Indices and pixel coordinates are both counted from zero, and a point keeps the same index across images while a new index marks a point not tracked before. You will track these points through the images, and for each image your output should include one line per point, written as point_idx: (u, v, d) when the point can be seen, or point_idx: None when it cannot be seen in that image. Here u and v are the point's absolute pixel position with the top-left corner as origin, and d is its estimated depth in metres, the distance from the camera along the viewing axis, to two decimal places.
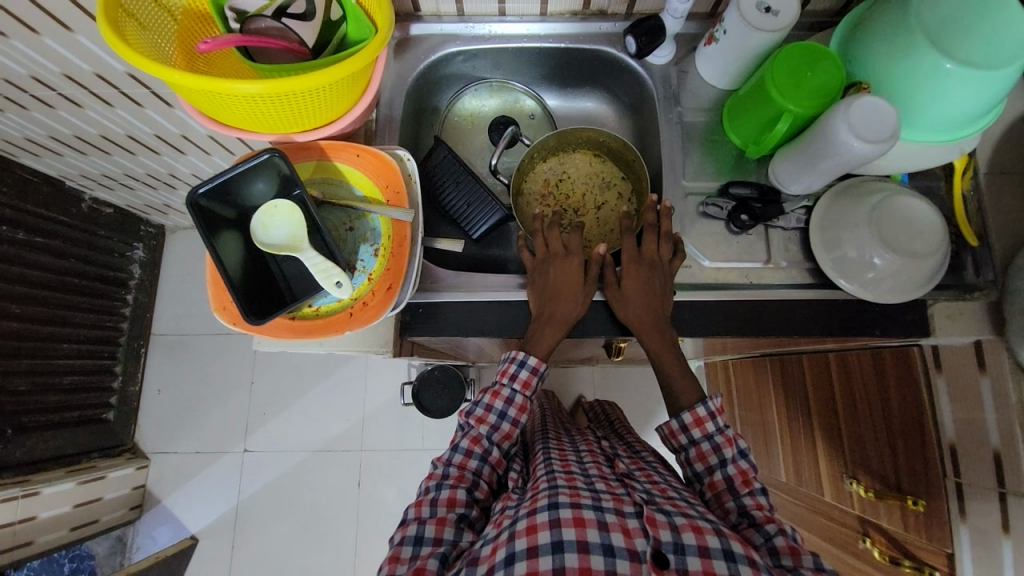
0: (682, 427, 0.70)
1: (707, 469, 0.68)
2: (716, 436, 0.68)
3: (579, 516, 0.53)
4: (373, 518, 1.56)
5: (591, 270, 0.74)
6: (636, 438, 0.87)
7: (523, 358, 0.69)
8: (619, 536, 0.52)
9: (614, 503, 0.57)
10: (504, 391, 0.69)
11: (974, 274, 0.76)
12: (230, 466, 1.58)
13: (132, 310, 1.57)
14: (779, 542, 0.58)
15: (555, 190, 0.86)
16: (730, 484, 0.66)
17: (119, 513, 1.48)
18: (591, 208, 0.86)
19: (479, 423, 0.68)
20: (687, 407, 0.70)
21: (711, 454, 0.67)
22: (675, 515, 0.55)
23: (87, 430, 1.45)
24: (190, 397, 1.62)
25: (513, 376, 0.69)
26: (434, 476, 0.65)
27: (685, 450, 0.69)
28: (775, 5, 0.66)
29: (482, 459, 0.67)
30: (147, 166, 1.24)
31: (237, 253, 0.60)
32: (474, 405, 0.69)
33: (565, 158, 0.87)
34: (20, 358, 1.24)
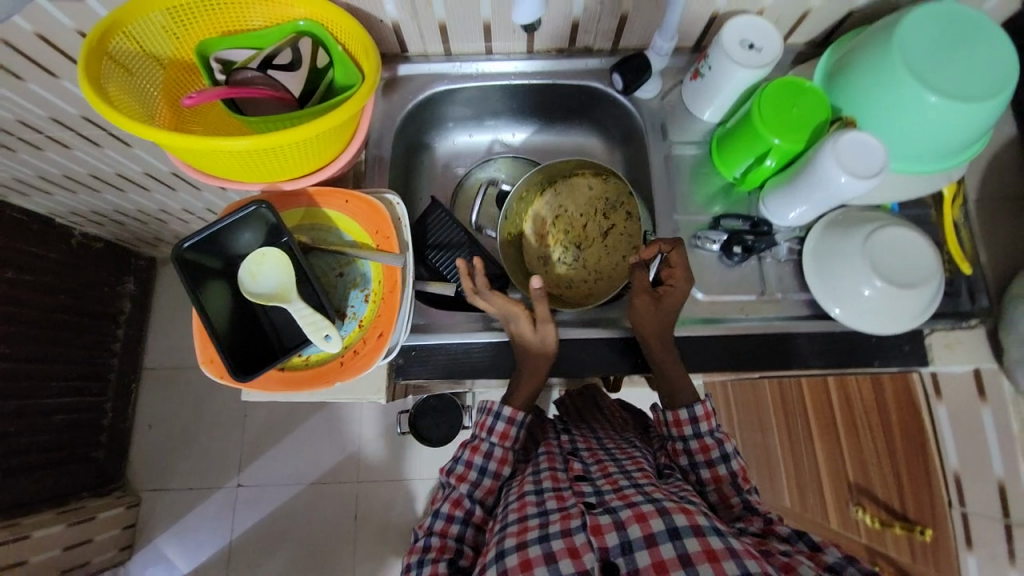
0: (691, 418, 0.70)
1: (708, 462, 0.68)
2: (719, 432, 0.69)
3: (525, 558, 0.55)
4: (372, 549, 1.53)
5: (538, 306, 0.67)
6: (602, 428, 0.83)
7: (499, 409, 0.69)
8: (567, 560, 0.55)
9: (561, 523, 0.58)
10: (483, 446, 0.69)
11: (969, 301, 0.73)
12: (224, 502, 1.56)
13: (123, 345, 1.56)
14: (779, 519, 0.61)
15: (557, 224, 0.85)
16: (733, 479, 0.67)
17: (110, 555, 1.45)
18: (599, 234, 0.85)
19: (459, 482, 0.67)
20: (699, 400, 0.70)
21: (713, 446, 0.68)
22: (620, 510, 0.57)
23: (77, 469, 1.42)
24: (182, 431, 1.60)
25: (490, 429, 0.69)
26: (416, 549, 0.63)
27: (686, 441, 0.70)
28: (758, 42, 0.66)
29: (463, 522, 0.65)
30: (138, 202, 1.24)
31: (223, 306, 0.59)
32: (454, 462, 0.68)
33: (561, 186, 0.85)
34: (9, 400, 1.22)
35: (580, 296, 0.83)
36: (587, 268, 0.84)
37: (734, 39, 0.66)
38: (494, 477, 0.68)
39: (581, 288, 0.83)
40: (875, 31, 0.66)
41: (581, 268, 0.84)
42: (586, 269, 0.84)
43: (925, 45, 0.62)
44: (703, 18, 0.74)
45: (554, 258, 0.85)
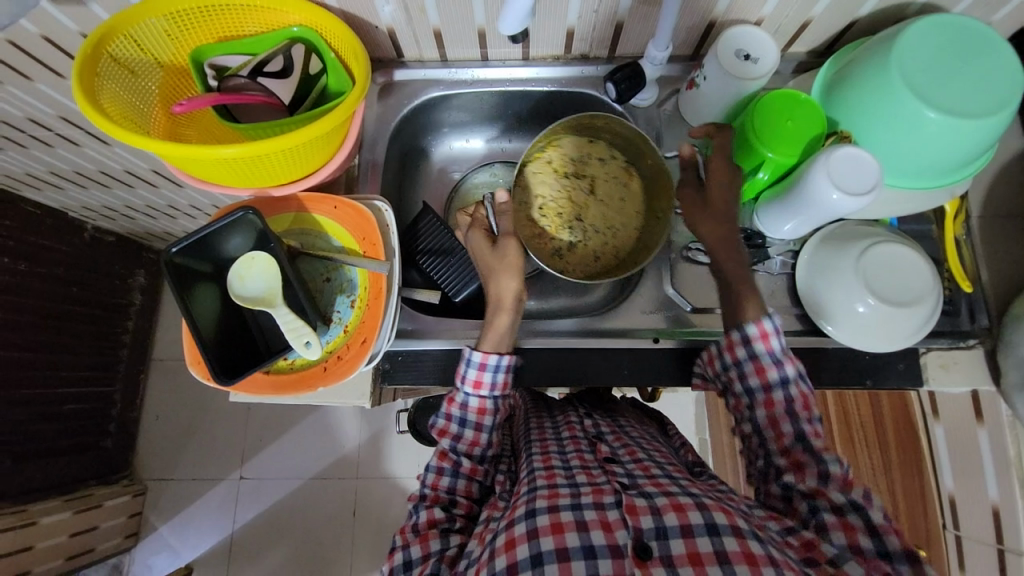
0: (742, 340, 0.62)
1: (763, 386, 0.61)
2: (780, 355, 0.61)
3: (557, 521, 0.55)
4: (369, 545, 1.55)
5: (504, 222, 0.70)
6: (624, 416, 0.83)
7: (469, 356, 0.65)
8: (599, 533, 0.54)
9: (593, 496, 0.58)
10: (458, 397, 0.66)
11: (969, 320, 0.71)
12: (226, 494, 1.59)
13: (133, 336, 1.60)
14: (835, 471, 0.56)
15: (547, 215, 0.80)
16: (789, 406, 0.60)
17: (115, 542, 1.49)
18: (591, 193, 0.81)
19: (442, 436, 0.67)
20: (753, 320, 0.62)
21: (771, 369, 0.61)
22: (656, 497, 0.58)
23: (85, 456, 1.46)
24: (187, 422, 1.64)
25: (463, 378, 0.65)
26: (413, 496, 0.67)
27: (739, 364, 0.62)
28: (754, 52, 0.67)
29: (454, 474, 0.67)
30: (147, 199, 1.27)
31: (211, 311, 0.60)
32: (436, 417, 0.68)
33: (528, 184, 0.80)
34: (20, 388, 1.26)
35: (613, 260, 0.78)
36: (601, 229, 0.80)
37: (730, 48, 0.66)
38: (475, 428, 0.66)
39: (609, 251, 0.79)
40: (878, 40, 0.64)
41: (596, 234, 0.80)
42: (599, 232, 0.80)
43: (926, 58, 0.60)
44: (700, 27, 0.73)
45: (567, 242, 0.79)
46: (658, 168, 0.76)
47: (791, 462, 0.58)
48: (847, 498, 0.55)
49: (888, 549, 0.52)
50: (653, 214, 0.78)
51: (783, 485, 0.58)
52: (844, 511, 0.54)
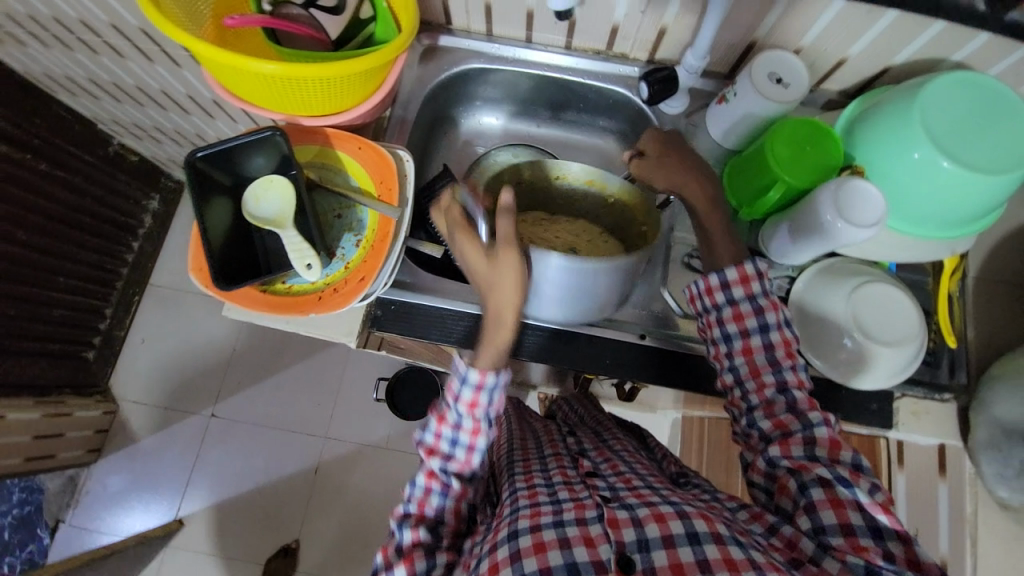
0: (721, 284, 0.67)
1: (741, 331, 0.65)
2: (759, 299, 0.65)
3: (540, 540, 0.55)
4: (324, 504, 1.60)
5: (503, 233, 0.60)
6: (610, 429, 0.84)
7: (465, 374, 0.60)
8: (582, 549, 0.54)
9: (575, 512, 0.58)
10: (449, 415, 0.62)
11: (948, 374, 0.71)
12: (195, 428, 1.64)
13: (135, 258, 1.63)
14: (820, 433, 0.58)
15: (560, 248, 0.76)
16: (770, 354, 0.64)
17: (77, 453, 1.53)
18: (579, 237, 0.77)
19: (430, 455, 0.63)
20: (732, 265, 0.68)
21: (749, 315, 0.65)
22: (638, 507, 0.57)
23: (65, 364, 1.49)
24: (171, 350, 1.68)
25: (457, 397, 0.61)
26: (395, 514, 0.63)
27: (719, 310, 0.67)
28: (786, 78, 0.69)
29: (443, 495, 0.63)
30: (177, 124, 1.30)
31: (223, 221, 0.62)
32: (424, 433, 0.64)
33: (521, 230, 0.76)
34: (18, 284, 1.28)
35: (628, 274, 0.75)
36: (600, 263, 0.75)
37: (763, 70, 0.69)
38: (467, 449, 0.61)
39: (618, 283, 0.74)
40: (904, 88, 0.66)
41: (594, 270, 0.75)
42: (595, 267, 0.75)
43: (951, 109, 0.62)
44: (741, 45, 0.75)
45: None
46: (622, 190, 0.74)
47: (776, 425, 0.61)
48: (834, 472, 0.55)
49: (879, 526, 0.52)
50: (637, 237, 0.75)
51: (769, 462, 0.59)
52: (833, 484, 0.54)
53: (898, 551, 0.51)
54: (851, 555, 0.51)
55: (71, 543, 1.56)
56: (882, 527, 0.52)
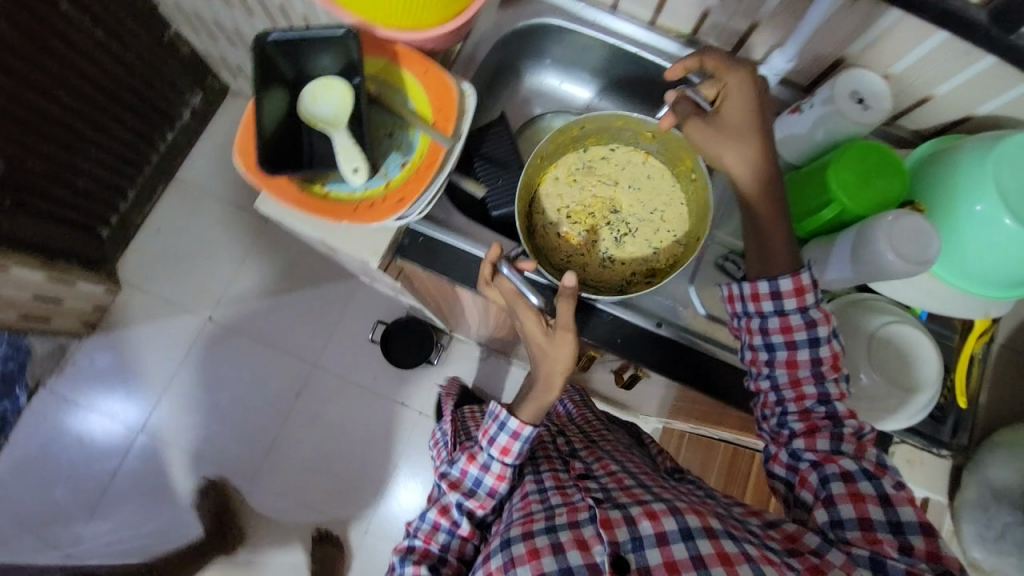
0: (771, 292, 0.65)
1: (788, 343, 0.66)
2: (810, 311, 0.64)
3: (534, 547, 0.64)
4: (299, 427, 1.64)
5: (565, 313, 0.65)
6: (603, 435, 0.94)
7: (504, 421, 0.73)
8: (576, 552, 0.63)
9: (568, 515, 0.67)
10: (480, 458, 0.75)
11: (950, 432, 0.72)
12: (190, 327, 1.67)
13: (167, 148, 1.67)
14: (847, 431, 0.64)
15: (592, 210, 0.78)
16: (817, 367, 0.65)
17: (72, 323, 1.57)
18: (618, 184, 0.79)
19: (452, 488, 0.76)
20: (787, 273, 0.65)
21: (800, 327, 0.65)
22: (630, 507, 0.65)
23: (79, 236, 1.51)
24: (183, 246, 1.71)
25: (492, 440, 0.74)
26: (402, 547, 0.75)
27: (764, 319, 0.66)
28: (868, 99, 0.68)
29: (451, 532, 0.75)
30: (238, 23, 1.30)
31: (277, 110, 0.62)
32: (451, 468, 0.77)
33: (548, 194, 0.78)
34: (49, 143, 1.28)
35: (668, 230, 0.77)
36: (645, 213, 0.78)
37: (847, 87, 0.67)
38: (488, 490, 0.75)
39: (667, 237, 0.77)
40: (985, 136, 0.64)
41: (639, 222, 0.78)
42: (640, 220, 0.78)
43: None
44: (828, 59, 0.73)
45: (613, 245, 0.77)
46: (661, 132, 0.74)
47: (806, 426, 0.66)
48: (857, 466, 0.62)
49: (896, 517, 0.59)
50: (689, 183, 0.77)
51: (793, 453, 0.66)
52: (854, 479, 0.61)
53: (919, 544, 0.58)
54: (858, 547, 0.59)
55: (48, 408, 1.61)
56: (905, 524, 0.59)
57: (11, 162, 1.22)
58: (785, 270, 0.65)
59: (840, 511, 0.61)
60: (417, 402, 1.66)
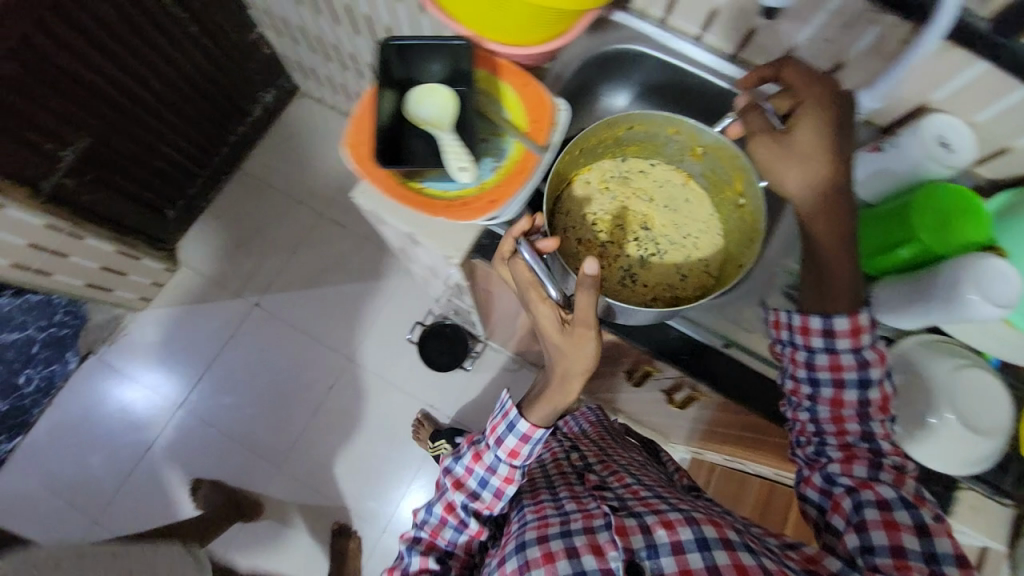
0: (823, 329, 0.67)
1: (834, 380, 0.68)
2: (864, 352, 0.66)
3: (548, 551, 0.68)
4: (329, 418, 1.67)
5: (582, 306, 0.65)
6: (615, 448, 0.99)
7: (513, 423, 0.74)
8: (592, 557, 0.67)
9: (585, 521, 0.71)
10: (487, 458, 0.76)
11: (1018, 483, 0.70)
12: (236, 310, 1.73)
13: (236, 141, 1.78)
14: (887, 462, 0.66)
15: (624, 222, 0.83)
16: (863, 405, 0.67)
17: (130, 296, 1.64)
18: (653, 202, 0.85)
19: (456, 485, 0.79)
20: (844, 313, 0.66)
21: (849, 365, 0.67)
22: (647, 516, 0.69)
23: (147, 214, 1.60)
24: (238, 232, 1.79)
25: (500, 441, 0.75)
26: (410, 537, 0.82)
27: (812, 353, 0.68)
28: (953, 141, 0.69)
29: (457, 528, 0.80)
30: (320, 28, 1.40)
31: (388, 109, 0.66)
32: (457, 465, 0.79)
33: (586, 198, 0.83)
34: (134, 125, 1.40)
35: (695, 254, 0.82)
36: (676, 235, 0.83)
37: (933, 130, 0.69)
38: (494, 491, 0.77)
39: (697, 263, 0.82)
40: None
41: (669, 242, 0.83)
42: (670, 239, 0.83)
43: None
44: (909, 104, 0.76)
45: (640, 260, 0.82)
46: (714, 146, 0.77)
47: (845, 454, 0.68)
48: (895, 495, 0.62)
49: (935, 549, 0.59)
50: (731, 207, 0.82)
51: (828, 477, 0.68)
52: (889, 508, 0.62)
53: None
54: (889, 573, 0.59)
55: (95, 374, 1.68)
56: (941, 554, 0.59)
57: (100, 138, 1.33)
58: (843, 307, 0.67)
59: (869, 538, 0.61)
60: (446, 406, 1.68)
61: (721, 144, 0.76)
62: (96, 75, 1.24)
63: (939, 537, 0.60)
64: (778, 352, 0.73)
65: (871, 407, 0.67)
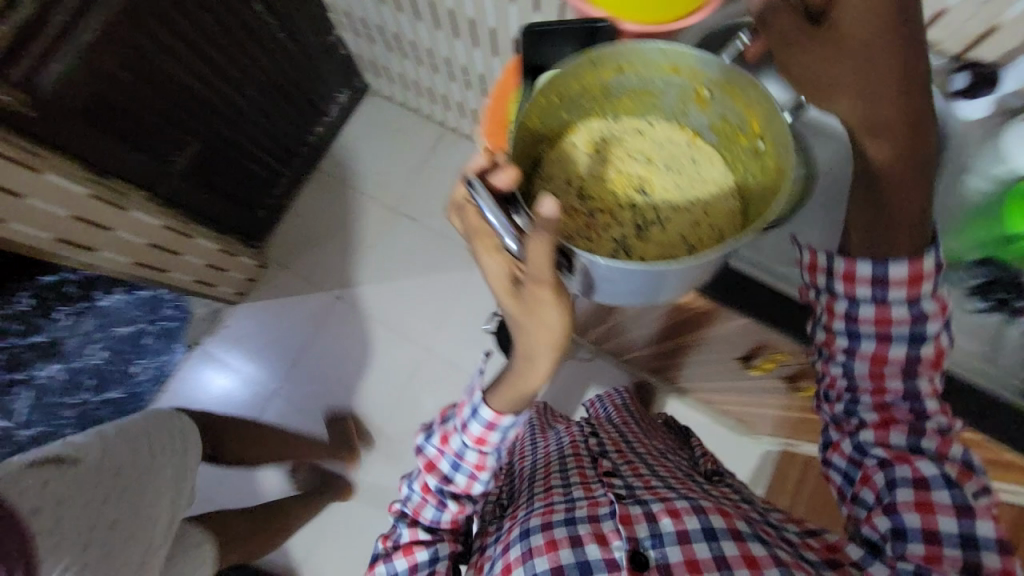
0: (878, 277, 0.62)
1: (882, 334, 0.64)
2: (921, 304, 0.62)
3: (551, 539, 0.70)
4: (413, 405, 1.74)
5: (534, 254, 0.53)
6: (643, 445, 1.01)
7: (478, 407, 0.73)
8: (595, 547, 0.68)
9: (589, 510, 0.73)
10: (454, 441, 0.75)
11: None
12: (322, 304, 1.82)
13: (316, 141, 1.86)
14: (932, 425, 0.64)
15: (615, 190, 0.67)
16: (914, 362, 0.64)
17: (229, 292, 1.76)
18: (652, 164, 0.69)
19: (428, 465, 0.78)
20: (906, 257, 0.61)
21: (900, 314, 0.63)
22: (651, 504, 0.72)
23: (242, 213, 1.69)
24: (322, 229, 1.88)
25: (467, 425, 0.74)
26: (397, 509, 0.84)
27: (858, 303, 0.64)
28: None
29: (438, 510, 0.79)
30: (401, 26, 1.43)
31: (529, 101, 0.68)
32: (427, 445, 0.78)
33: (563, 160, 0.68)
34: (230, 128, 1.48)
35: (709, 224, 0.66)
36: (681, 201, 0.67)
37: None
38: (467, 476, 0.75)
39: (710, 234, 0.65)
40: None
41: (670, 210, 0.66)
42: (671, 206, 0.67)
43: None
44: None
45: (637, 236, 0.65)
46: (720, 84, 0.60)
47: (884, 416, 0.65)
48: (936, 471, 0.61)
49: (976, 531, 0.59)
50: (746, 155, 0.64)
51: (861, 443, 0.66)
52: (927, 486, 0.61)
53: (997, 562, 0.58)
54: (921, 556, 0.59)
55: (199, 365, 1.81)
56: (981, 538, 0.59)
57: (205, 143, 1.42)
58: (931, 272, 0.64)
59: (902, 521, 0.61)
60: None
61: (731, 75, 0.59)
62: (201, 84, 1.33)
63: (983, 519, 0.59)
64: (812, 299, 0.68)
65: (919, 363, 0.64)
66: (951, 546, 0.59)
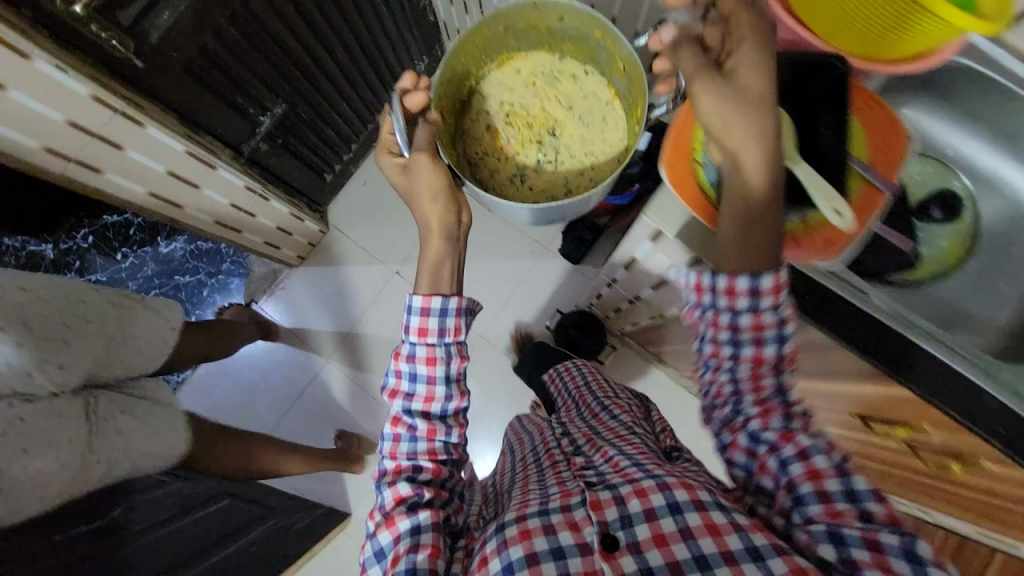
0: (750, 289, 0.68)
1: (757, 338, 0.69)
2: (780, 309, 0.68)
3: (525, 528, 0.71)
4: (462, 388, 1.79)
5: (421, 135, 0.84)
6: (608, 423, 1.03)
7: (411, 305, 0.82)
8: (567, 531, 0.70)
9: (561, 500, 0.75)
10: (405, 353, 0.83)
11: None
12: (380, 277, 1.84)
13: None
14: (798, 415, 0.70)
15: (533, 119, 1.02)
16: (778, 362, 0.70)
17: (290, 255, 1.77)
18: (569, 113, 1.02)
19: (393, 396, 0.84)
20: (766, 271, 0.68)
21: (768, 318, 0.68)
22: (621, 487, 0.74)
23: (312, 178, 1.67)
24: (388, 201, 1.86)
25: (409, 331, 0.82)
26: (377, 475, 0.84)
27: (736, 314, 0.69)
28: None
29: (411, 441, 0.82)
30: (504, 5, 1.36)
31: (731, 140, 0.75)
32: (388, 382, 0.85)
33: (508, 84, 1.03)
34: (316, 92, 1.44)
35: (584, 170, 1.00)
36: (576, 146, 1.01)
37: None
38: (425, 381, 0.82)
39: (584, 177, 1.00)
40: None
41: (567, 151, 1.01)
42: (567, 147, 1.01)
43: None
44: None
45: (535, 163, 1.01)
46: (627, 62, 0.91)
47: (762, 408, 0.69)
48: (811, 442, 0.67)
49: (859, 496, 0.65)
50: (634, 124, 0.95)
51: (754, 436, 0.69)
52: (810, 456, 0.66)
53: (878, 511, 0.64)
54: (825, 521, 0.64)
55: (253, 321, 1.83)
56: (861, 492, 0.65)
57: (291, 103, 1.37)
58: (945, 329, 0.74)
59: (800, 491, 0.66)
60: None
61: (632, 58, 0.88)
62: (296, 42, 1.26)
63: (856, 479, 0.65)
64: (697, 317, 0.72)
65: (784, 361, 0.70)
66: (842, 501, 0.65)
